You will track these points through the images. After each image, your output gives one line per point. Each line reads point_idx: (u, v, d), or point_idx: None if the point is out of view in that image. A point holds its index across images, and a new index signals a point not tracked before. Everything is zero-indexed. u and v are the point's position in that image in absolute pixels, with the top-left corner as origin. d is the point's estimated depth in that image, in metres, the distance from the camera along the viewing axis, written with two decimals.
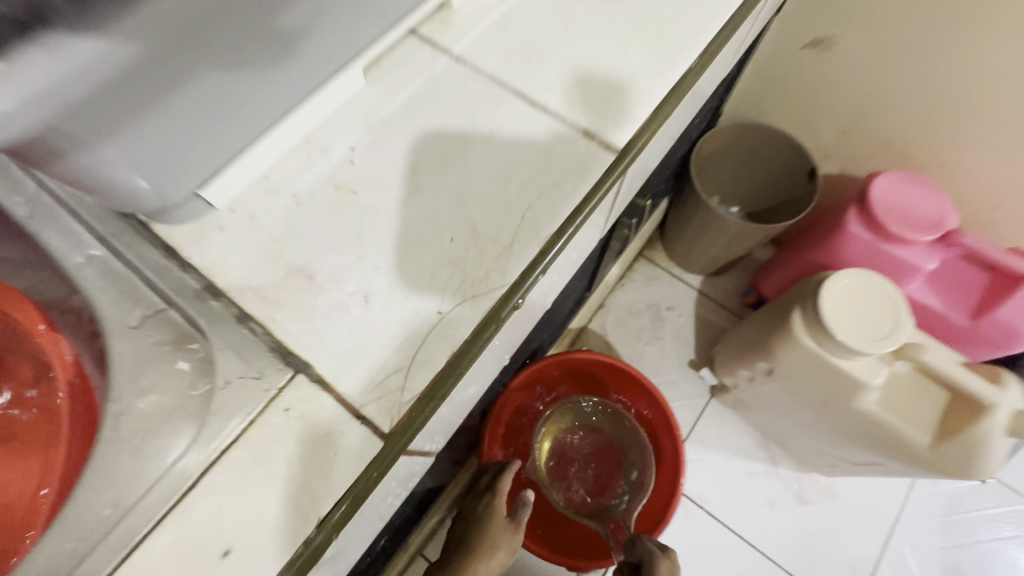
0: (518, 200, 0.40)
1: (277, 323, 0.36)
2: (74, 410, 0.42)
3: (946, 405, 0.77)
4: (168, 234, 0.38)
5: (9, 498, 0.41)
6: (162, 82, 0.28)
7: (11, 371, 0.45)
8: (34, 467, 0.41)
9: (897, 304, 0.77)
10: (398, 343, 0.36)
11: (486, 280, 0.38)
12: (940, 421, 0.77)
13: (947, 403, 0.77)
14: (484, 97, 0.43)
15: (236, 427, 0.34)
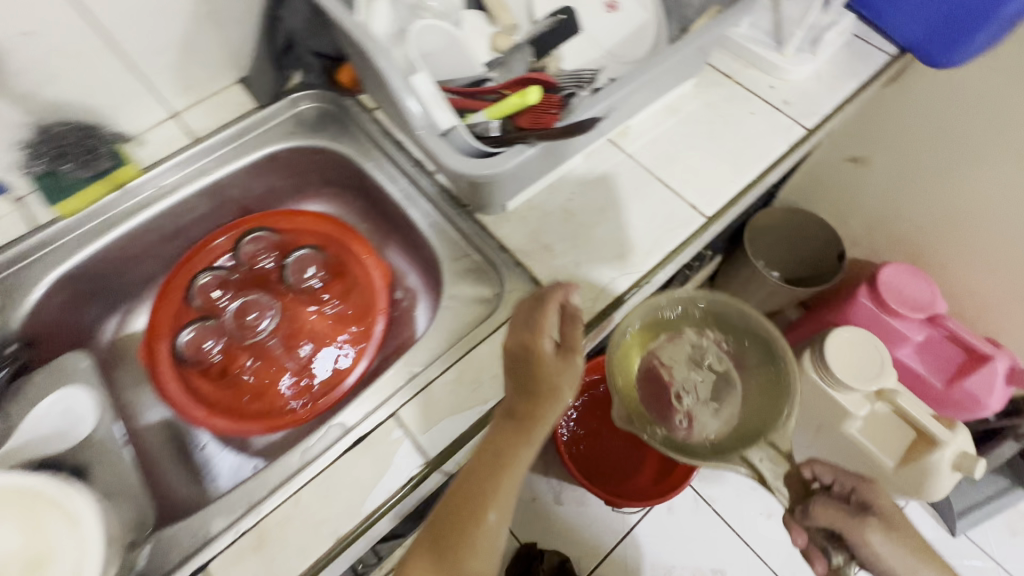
0: (657, 228, 0.66)
1: (533, 269, 0.64)
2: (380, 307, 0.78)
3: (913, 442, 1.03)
4: (480, 217, 0.67)
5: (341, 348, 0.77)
6: (530, 165, 0.59)
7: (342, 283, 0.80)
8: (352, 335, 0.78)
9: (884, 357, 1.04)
10: (588, 293, 0.62)
11: (636, 265, 0.64)
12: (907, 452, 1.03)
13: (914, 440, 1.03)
14: (648, 165, 0.70)
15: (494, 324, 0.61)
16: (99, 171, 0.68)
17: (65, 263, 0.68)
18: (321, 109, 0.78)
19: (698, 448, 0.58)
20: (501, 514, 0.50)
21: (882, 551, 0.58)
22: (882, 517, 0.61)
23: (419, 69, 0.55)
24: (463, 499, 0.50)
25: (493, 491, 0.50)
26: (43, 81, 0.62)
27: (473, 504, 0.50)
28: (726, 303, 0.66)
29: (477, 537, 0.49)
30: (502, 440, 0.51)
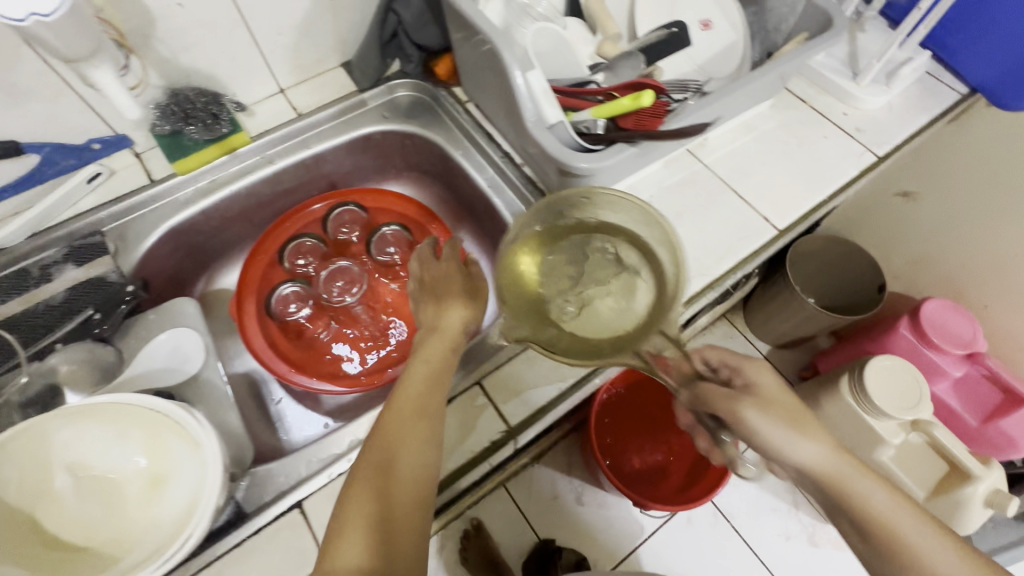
0: (729, 237, 0.69)
1: None
2: None
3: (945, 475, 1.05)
4: None
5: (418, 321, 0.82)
6: (627, 163, 0.62)
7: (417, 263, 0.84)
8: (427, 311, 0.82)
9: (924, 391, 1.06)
10: None
11: (710, 269, 0.67)
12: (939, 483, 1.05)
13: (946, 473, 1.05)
14: (724, 177, 0.74)
15: None
16: (217, 135, 0.72)
17: (176, 216, 0.73)
18: (416, 97, 0.84)
19: (570, 346, 0.46)
20: (424, 406, 0.49)
21: (796, 447, 0.51)
22: (758, 395, 0.53)
23: (534, 66, 0.59)
24: (399, 396, 0.50)
25: (429, 386, 0.50)
26: (181, 49, 0.68)
27: (410, 400, 0.49)
28: (610, 202, 0.54)
29: (410, 429, 0.48)
30: (426, 343, 0.54)
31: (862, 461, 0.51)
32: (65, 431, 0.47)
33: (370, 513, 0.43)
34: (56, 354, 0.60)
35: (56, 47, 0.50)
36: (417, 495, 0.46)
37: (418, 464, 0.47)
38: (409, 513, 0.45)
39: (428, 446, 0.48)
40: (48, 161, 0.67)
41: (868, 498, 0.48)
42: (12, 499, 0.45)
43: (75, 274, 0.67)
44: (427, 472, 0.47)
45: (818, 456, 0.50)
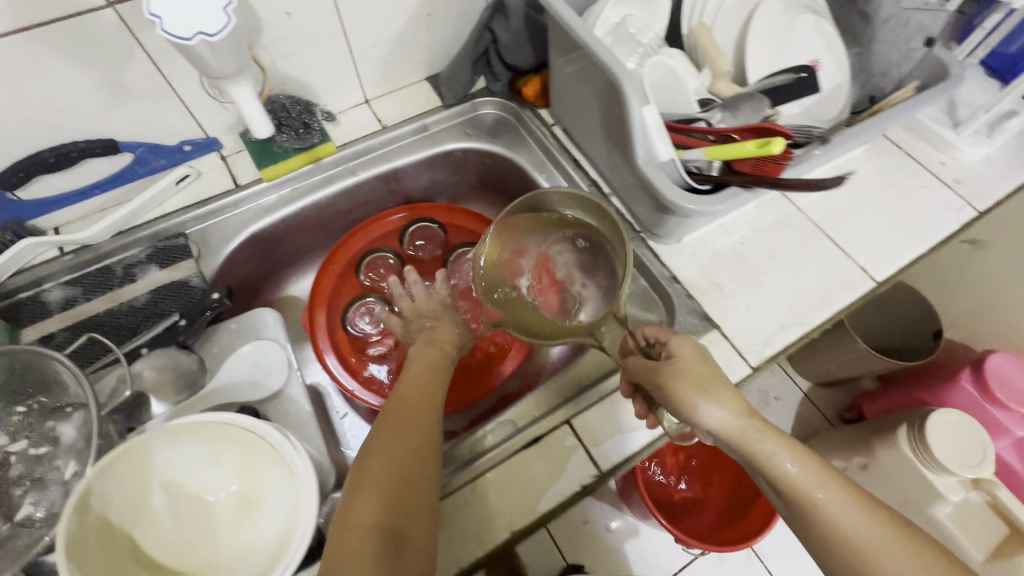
0: (825, 285, 0.67)
1: (704, 303, 0.66)
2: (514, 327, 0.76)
3: (1005, 540, 0.99)
4: (655, 246, 0.70)
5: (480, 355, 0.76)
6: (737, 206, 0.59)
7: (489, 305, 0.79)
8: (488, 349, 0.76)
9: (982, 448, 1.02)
10: (758, 337, 0.64)
11: (805, 318, 0.65)
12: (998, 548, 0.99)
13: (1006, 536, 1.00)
14: (819, 222, 0.71)
15: None
16: (307, 144, 0.72)
17: (257, 222, 0.72)
18: (499, 116, 0.82)
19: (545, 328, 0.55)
20: (423, 405, 0.52)
21: (702, 411, 0.49)
22: (670, 363, 0.51)
23: (649, 100, 0.57)
24: (394, 400, 0.52)
25: (425, 391, 0.53)
26: (281, 57, 0.67)
27: (406, 402, 0.52)
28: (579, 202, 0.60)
29: (396, 422, 0.50)
30: (417, 358, 0.58)
31: (791, 435, 0.49)
32: (165, 448, 0.46)
33: (365, 489, 0.44)
34: (140, 358, 0.59)
35: (211, 64, 0.50)
36: (412, 468, 0.47)
37: (408, 445, 0.48)
38: (417, 480, 0.46)
39: (425, 429, 0.50)
40: (141, 160, 0.67)
41: (777, 463, 0.47)
42: (113, 519, 0.43)
43: (159, 276, 0.66)
44: (424, 450, 0.48)
45: (727, 421, 0.49)
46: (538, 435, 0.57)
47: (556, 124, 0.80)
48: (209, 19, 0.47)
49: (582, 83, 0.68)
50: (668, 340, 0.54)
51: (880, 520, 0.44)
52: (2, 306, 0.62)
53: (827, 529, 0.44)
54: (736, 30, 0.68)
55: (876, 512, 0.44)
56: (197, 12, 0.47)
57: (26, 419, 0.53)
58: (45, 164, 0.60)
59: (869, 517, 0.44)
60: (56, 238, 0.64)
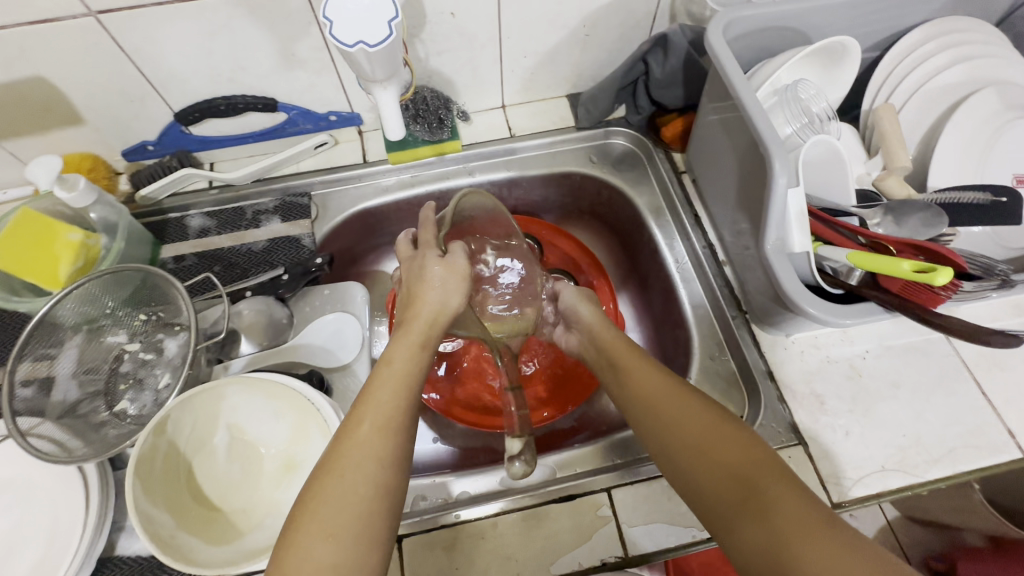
0: (950, 437, 0.56)
1: (796, 414, 0.58)
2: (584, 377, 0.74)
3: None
4: (757, 333, 0.63)
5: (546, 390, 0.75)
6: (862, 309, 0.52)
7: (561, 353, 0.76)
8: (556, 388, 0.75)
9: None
10: (848, 470, 0.55)
11: (914, 466, 0.55)
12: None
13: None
14: (967, 362, 0.60)
15: None
16: (436, 139, 0.74)
17: (373, 200, 0.76)
18: (630, 149, 0.79)
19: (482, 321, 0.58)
20: (394, 419, 0.43)
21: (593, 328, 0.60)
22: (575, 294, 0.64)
23: (800, 182, 0.51)
24: (364, 412, 0.43)
25: (403, 401, 0.45)
26: (435, 52, 0.69)
27: (379, 397, 0.44)
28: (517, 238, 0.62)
29: (369, 446, 0.41)
30: (397, 356, 0.48)
31: (659, 363, 0.52)
32: (235, 395, 0.51)
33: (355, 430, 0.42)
34: (243, 300, 0.65)
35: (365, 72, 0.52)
36: (379, 503, 0.40)
37: (376, 470, 0.41)
38: (383, 514, 0.40)
39: (394, 454, 0.42)
40: (292, 122, 0.74)
41: (638, 375, 0.51)
42: (180, 445, 0.49)
43: (278, 228, 0.72)
44: (388, 482, 0.41)
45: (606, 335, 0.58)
46: (574, 493, 0.55)
47: (687, 172, 0.75)
48: (374, 28, 0.47)
49: (727, 141, 0.62)
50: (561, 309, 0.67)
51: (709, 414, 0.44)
52: (155, 223, 0.72)
53: (660, 423, 0.47)
54: (929, 120, 0.59)
55: (723, 424, 0.43)
56: (363, 19, 0.47)
57: (145, 326, 0.61)
58: (217, 110, 0.68)
59: (731, 436, 0.42)
60: (208, 173, 0.72)
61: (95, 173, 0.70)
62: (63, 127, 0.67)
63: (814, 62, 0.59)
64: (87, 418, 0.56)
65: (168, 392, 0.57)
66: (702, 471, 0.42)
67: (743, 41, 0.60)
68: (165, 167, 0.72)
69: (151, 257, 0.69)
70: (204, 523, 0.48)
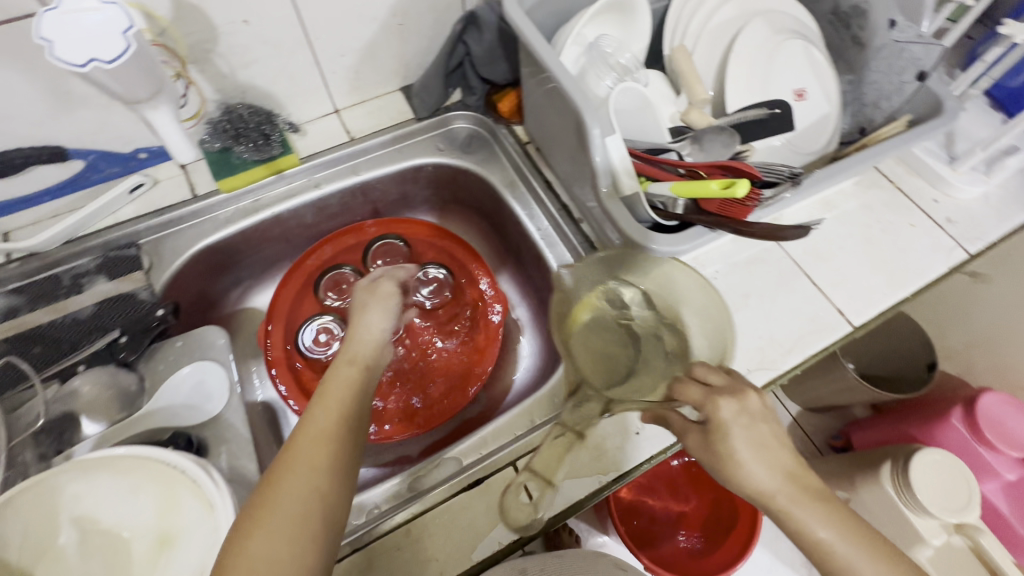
0: (793, 328, 0.63)
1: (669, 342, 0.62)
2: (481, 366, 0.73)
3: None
4: None
5: (444, 390, 0.73)
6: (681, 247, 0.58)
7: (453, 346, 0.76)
8: (453, 382, 0.74)
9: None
10: None
11: (772, 362, 0.61)
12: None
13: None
14: (796, 261, 0.67)
15: None
16: (266, 156, 0.70)
17: (214, 234, 0.70)
18: (474, 130, 0.79)
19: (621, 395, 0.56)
20: (335, 436, 0.45)
21: (744, 470, 0.45)
22: (734, 402, 0.48)
23: (615, 130, 0.54)
24: (307, 425, 0.45)
25: (345, 420, 0.46)
26: (240, 65, 0.65)
27: (323, 413, 0.46)
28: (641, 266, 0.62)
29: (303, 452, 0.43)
30: (336, 376, 0.50)
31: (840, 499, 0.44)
32: (75, 485, 0.44)
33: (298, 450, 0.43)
34: (76, 376, 0.58)
35: (117, 92, 0.48)
36: (311, 519, 0.40)
37: (309, 486, 0.41)
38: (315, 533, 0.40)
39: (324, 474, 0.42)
40: (93, 168, 0.65)
41: (809, 528, 0.43)
42: (12, 558, 0.42)
43: (106, 287, 0.64)
44: (318, 496, 0.41)
45: (770, 481, 0.45)
46: (480, 478, 0.54)
47: (531, 142, 0.77)
48: (106, 43, 0.44)
49: (551, 104, 0.64)
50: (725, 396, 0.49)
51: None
52: None
53: None
54: (718, 55, 0.65)
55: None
56: (94, 37, 0.44)
57: None
58: None
59: None
60: (2, 245, 0.63)
61: None
62: None
63: (609, 17, 0.63)
64: None
65: None
66: None
67: (542, 7, 0.62)
68: None
69: None
70: None
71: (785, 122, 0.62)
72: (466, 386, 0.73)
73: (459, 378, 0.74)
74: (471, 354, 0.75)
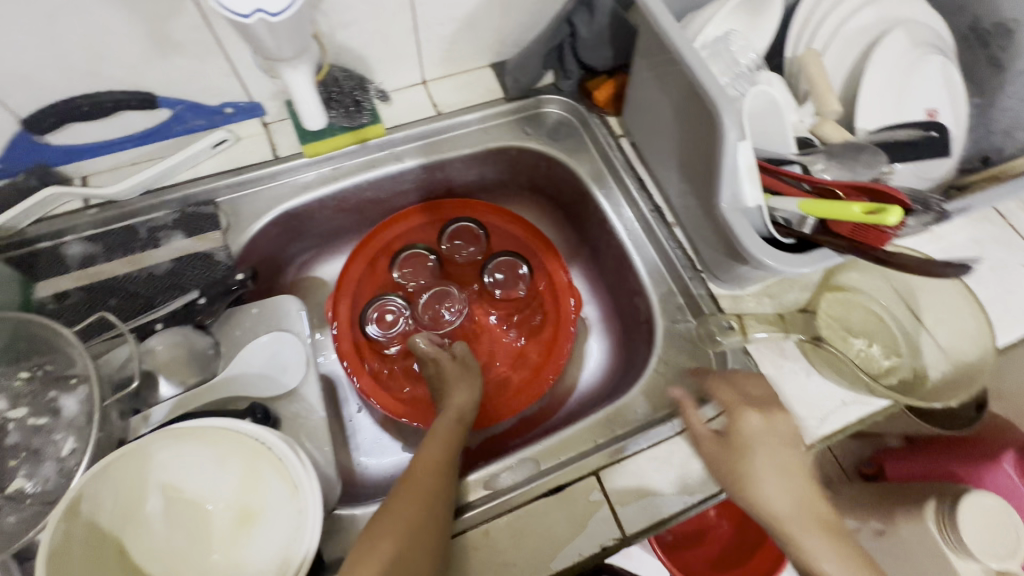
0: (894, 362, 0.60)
1: (763, 362, 0.59)
2: (550, 364, 0.70)
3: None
4: (714, 290, 0.63)
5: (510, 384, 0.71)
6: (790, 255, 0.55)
7: (530, 346, 0.74)
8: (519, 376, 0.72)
9: (780, 429, 0.51)
10: (816, 410, 0.57)
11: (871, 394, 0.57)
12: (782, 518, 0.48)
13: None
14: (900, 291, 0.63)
15: (709, 412, 0.56)
16: (355, 124, 0.67)
17: (292, 200, 0.68)
18: (564, 117, 0.76)
19: (829, 364, 0.57)
20: (441, 472, 0.51)
21: (760, 489, 0.49)
22: (726, 438, 0.52)
23: (747, 135, 0.50)
24: (415, 464, 0.52)
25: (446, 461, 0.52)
26: (340, 26, 0.61)
27: (427, 457, 0.52)
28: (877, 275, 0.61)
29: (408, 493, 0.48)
30: (439, 432, 0.56)
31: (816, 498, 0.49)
32: (166, 452, 0.43)
33: (414, 481, 0.49)
34: (154, 334, 0.56)
35: (266, 46, 0.44)
36: (413, 548, 0.44)
37: (412, 515, 0.46)
38: (417, 565, 0.43)
39: (427, 511, 0.47)
40: (178, 118, 0.63)
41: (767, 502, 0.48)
42: (101, 523, 0.40)
43: (184, 244, 0.62)
44: (417, 528, 0.45)
45: (785, 502, 0.48)
46: (561, 484, 0.53)
47: (625, 135, 0.73)
48: None
49: (663, 97, 0.60)
50: (731, 417, 0.52)
51: None
52: (20, 256, 0.59)
53: None
54: (848, 64, 0.60)
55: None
56: None
57: (30, 386, 0.50)
58: (79, 113, 0.56)
59: None
60: (81, 190, 0.60)
61: None
62: None
63: (740, 11, 0.59)
64: None
65: (76, 459, 0.47)
66: None
67: None
68: (22, 189, 0.59)
69: (24, 299, 0.57)
70: None
71: (935, 147, 0.58)
72: (532, 383, 0.70)
73: (526, 374, 0.71)
74: (540, 351, 0.72)
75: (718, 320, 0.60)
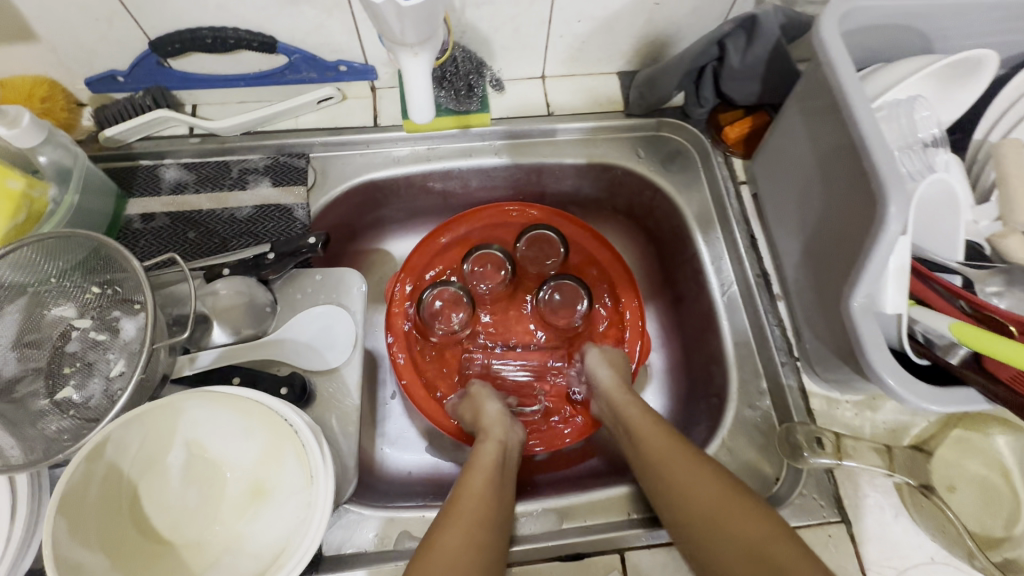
0: None
1: (844, 486, 0.50)
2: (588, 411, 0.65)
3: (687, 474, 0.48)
4: (806, 385, 0.55)
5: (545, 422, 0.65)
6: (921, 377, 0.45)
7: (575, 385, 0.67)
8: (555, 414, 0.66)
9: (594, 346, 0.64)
10: (897, 560, 0.48)
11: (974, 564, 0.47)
12: (690, 509, 0.47)
13: (765, 539, 0.43)
14: None
15: None
16: (462, 109, 0.63)
17: (380, 171, 0.65)
18: (683, 147, 0.68)
19: (924, 511, 0.49)
20: (489, 495, 0.49)
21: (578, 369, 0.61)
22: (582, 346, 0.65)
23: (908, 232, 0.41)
24: (462, 487, 0.50)
25: (491, 485, 0.51)
26: (472, 3, 0.57)
27: (476, 479, 0.51)
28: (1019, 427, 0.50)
29: (485, 447, 0.54)
30: (482, 454, 0.54)
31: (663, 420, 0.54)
32: (197, 410, 0.42)
33: (462, 502, 0.49)
34: (220, 278, 0.55)
35: (387, 26, 0.41)
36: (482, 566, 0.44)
37: (480, 483, 0.50)
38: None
39: (499, 462, 0.53)
40: (292, 67, 0.61)
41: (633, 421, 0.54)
42: (123, 467, 0.40)
43: (268, 193, 0.62)
44: (485, 503, 0.49)
45: (632, 411, 0.55)
46: (581, 552, 0.49)
47: (747, 183, 0.65)
48: None
49: (809, 155, 0.52)
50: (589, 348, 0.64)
51: (704, 475, 0.48)
52: (123, 170, 0.61)
53: (668, 484, 0.49)
54: None
55: (709, 481, 0.47)
56: None
57: (98, 300, 0.51)
58: (203, 44, 0.56)
59: (709, 486, 0.47)
60: (188, 118, 0.61)
61: (50, 103, 0.59)
62: (12, 43, 0.55)
63: (936, 75, 0.49)
64: (24, 404, 0.48)
65: (122, 383, 0.48)
66: (717, 548, 0.44)
67: (852, 38, 0.49)
68: (136, 106, 0.60)
69: (115, 213, 0.59)
70: (146, 562, 0.39)
71: None
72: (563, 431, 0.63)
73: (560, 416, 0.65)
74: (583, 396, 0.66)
75: (809, 431, 0.52)
